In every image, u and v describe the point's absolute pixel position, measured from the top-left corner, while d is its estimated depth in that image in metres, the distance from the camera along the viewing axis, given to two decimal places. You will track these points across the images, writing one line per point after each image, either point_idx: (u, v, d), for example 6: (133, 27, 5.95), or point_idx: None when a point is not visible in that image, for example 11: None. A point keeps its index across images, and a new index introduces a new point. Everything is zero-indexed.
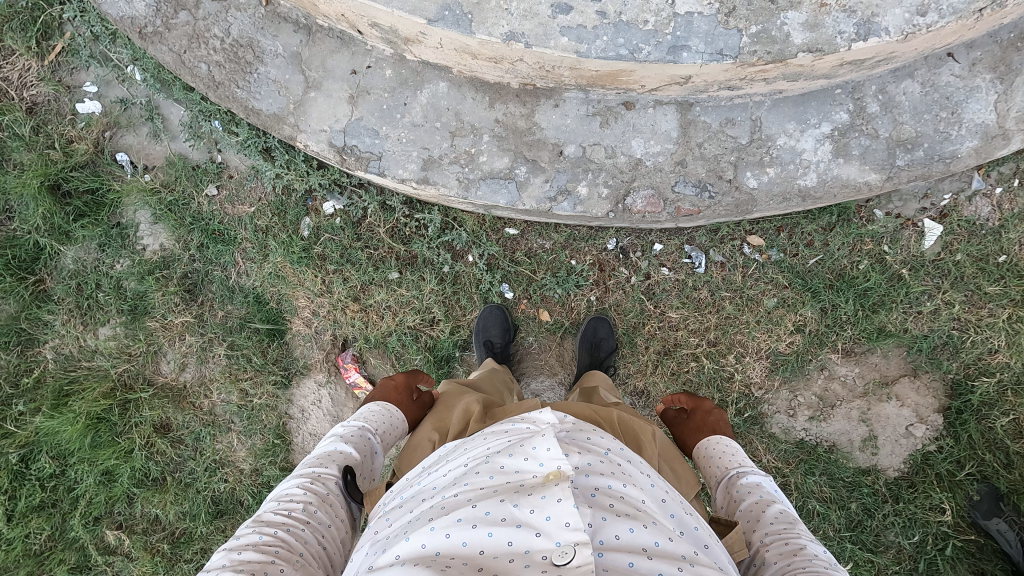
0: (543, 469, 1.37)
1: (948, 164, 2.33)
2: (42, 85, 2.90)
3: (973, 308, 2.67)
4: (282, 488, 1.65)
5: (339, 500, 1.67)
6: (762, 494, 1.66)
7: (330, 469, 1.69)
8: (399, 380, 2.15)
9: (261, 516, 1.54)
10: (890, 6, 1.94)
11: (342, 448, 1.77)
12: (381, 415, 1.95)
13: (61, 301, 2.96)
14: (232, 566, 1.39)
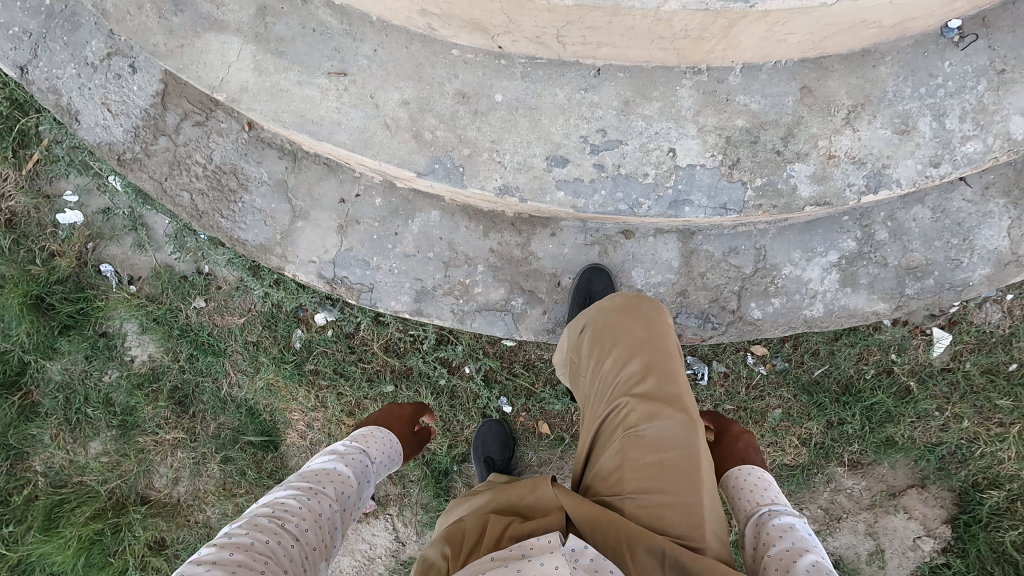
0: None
1: (959, 292, 2.24)
2: (21, 197, 2.80)
3: (983, 418, 2.60)
4: (272, 495, 1.59)
5: (329, 523, 1.58)
6: (792, 537, 1.45)
7: (326, 489, 1.65)
8: (406, 411, 2.26)
9: (253, 519, 1.46)
10: (902, 157, 1.85)
11: (341, 468, 1.74)
12: (379, 440, 1.98)
13: (49, 416, 2.89)
14: (220, 566, 1.29)
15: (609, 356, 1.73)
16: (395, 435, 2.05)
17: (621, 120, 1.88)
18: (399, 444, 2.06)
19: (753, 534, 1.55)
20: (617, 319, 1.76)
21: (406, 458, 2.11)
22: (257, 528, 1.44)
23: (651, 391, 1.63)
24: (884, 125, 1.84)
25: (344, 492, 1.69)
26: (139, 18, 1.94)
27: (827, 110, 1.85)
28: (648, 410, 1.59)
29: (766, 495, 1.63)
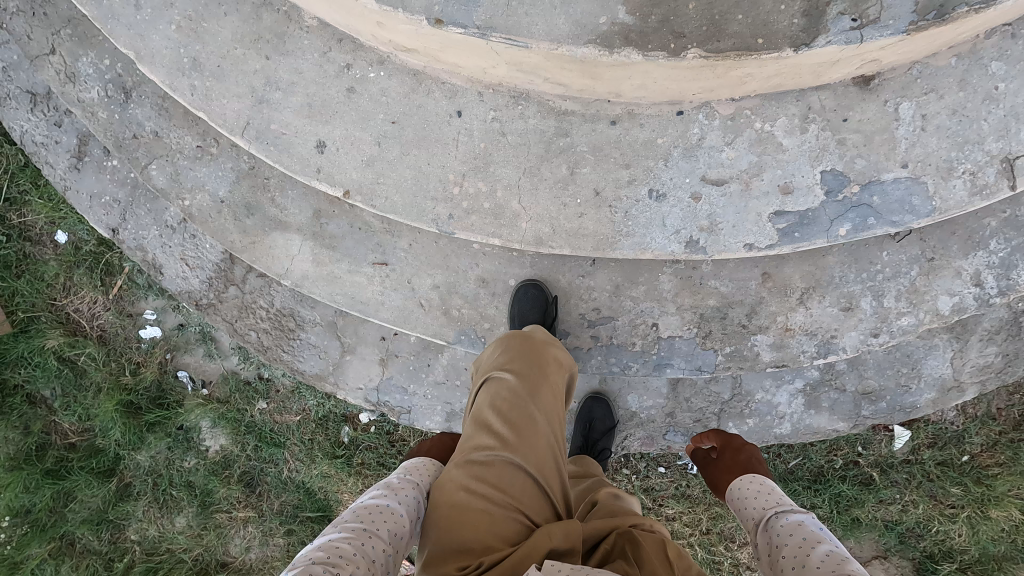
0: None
1: (908, 413, 2.62)
2: (109, 317, 3.31)
3: (936, 502, 2.99)
4: (325, 538, 1.36)
5: (380, 574, 1.36)
6: (804, 531, 1.51)
7: (379, 532, 1.42)
8: (450, 443, 2.13)
9: (304, 567, 1.25)
10: (847, 329, 2.22)
11: (394, 506, 1.51)
12: (439, 473, 1.75)
13: (140, 495, 3.44)
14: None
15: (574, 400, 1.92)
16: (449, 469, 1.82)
17: (613, 300, 2.28)
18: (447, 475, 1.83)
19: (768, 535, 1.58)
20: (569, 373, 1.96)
21: None
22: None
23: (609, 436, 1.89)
24: (831, 304, 2.22)
25: (399, 537, 1.45)
26: (218, 219, 2.37)
27: (783, 292, 2.24)
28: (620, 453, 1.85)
29: (775, 503, 1.66)
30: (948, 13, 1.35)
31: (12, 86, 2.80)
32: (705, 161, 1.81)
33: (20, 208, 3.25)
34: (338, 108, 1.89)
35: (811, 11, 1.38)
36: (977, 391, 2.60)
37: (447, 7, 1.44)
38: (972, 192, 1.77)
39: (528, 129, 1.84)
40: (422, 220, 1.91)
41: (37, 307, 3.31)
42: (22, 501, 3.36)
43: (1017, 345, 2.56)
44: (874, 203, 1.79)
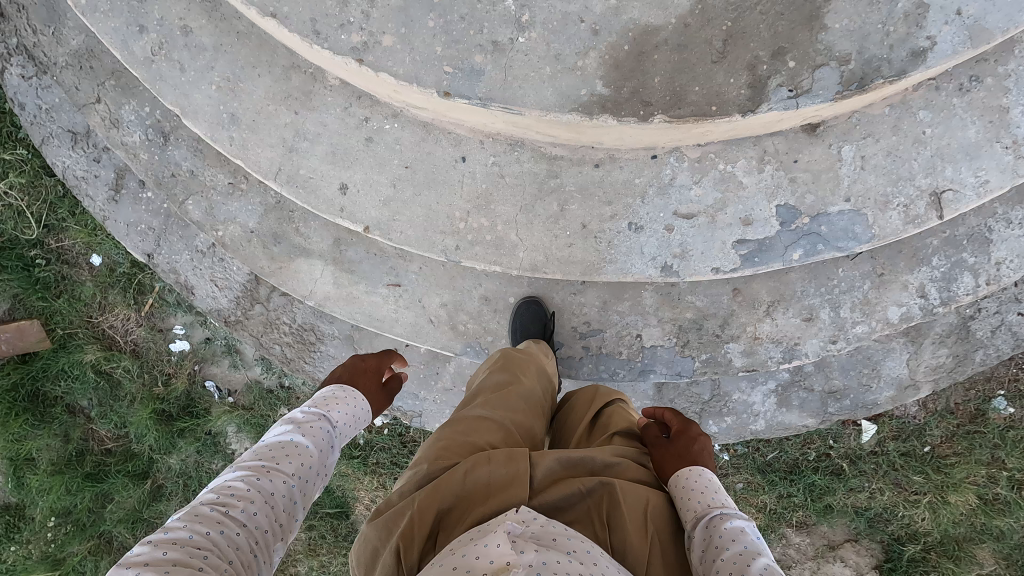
0: (491, 564, 1.12)
1: (869, 409, 2.91)
2: (141, 332, 3.60)
3: (901, 489, 3.28)
4: (222, 479, 1.44)
5: (283, 502, 1.45)
6: (748, 546, 1.32)
7: (281, 465, 1.50)
8: (371, 362, 2.04)
9: (195, 508, 1.32)
10: (809, 337, 2.51)
11: (298, 440, 1.58)
12: (347, 400, 1.80)
13: (172, 495, 3.72)
14: (151, 568, 1.16)
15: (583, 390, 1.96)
16: (361, 390, 1.88)
17: (601, 315, 2.58)
18: (367, 402, 1.89)
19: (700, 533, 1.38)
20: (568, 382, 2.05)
21: (376, 413, 1.93)
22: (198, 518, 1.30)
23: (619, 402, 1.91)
24: (794, 315, 2.51)
25: (303, 465, 1.54)
26: (248, 247, 2.66)
27: (751, 305, 2.53)
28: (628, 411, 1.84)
29: (714, 499, 1.42)
30: (868, 84, 1.64)
31: (55, 126, 3.09)
32: (677, 198, 2.10)
33: (58, 233, 3.54)
34: (359, 156, 2.18)
35: (756, 83, 1.66)
36: (932, 388, 2.89)
37: (454, 81, 1.73)
38: (905, 222, 2.05)
39: (524, 172, 2.13)
40: (433, 251, 2.20)
41: (75, 325, 3.60)
42: (65, 502, 3.67)
43: (965, 347, 2.85)
44: (822, 231, 2.08)
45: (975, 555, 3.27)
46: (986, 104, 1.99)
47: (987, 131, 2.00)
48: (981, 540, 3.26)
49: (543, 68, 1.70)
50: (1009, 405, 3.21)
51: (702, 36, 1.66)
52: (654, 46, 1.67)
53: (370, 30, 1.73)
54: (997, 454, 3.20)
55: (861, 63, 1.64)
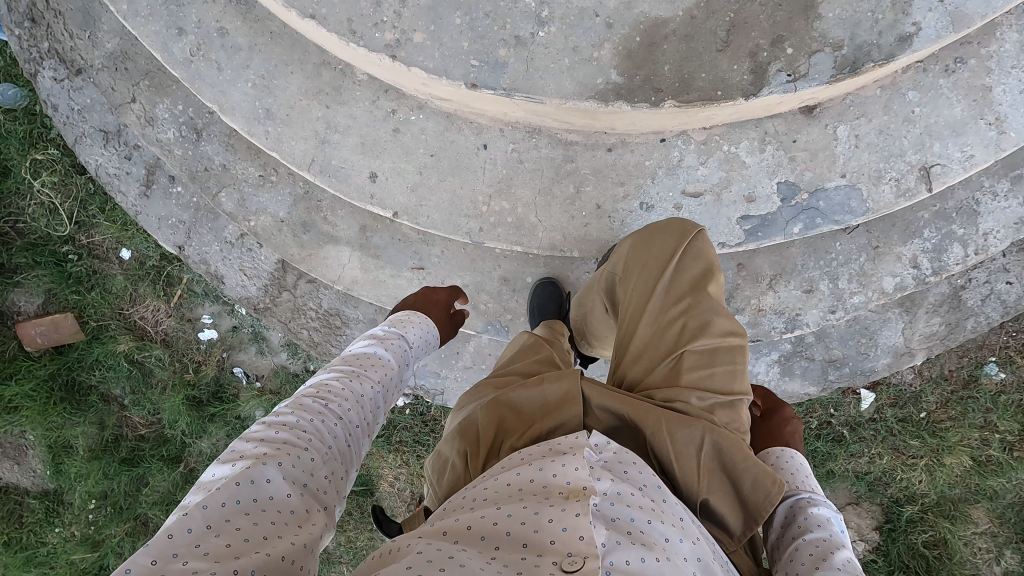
0: (569, 484, 1.24)
1: (868, 376, 3.08)
2: (171, 322, 3.76)
3: (899, 453, 3.46)
4: (317, 379, 1.63)
5: (370, 405, 1.64)
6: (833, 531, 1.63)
7: (366, 374, 1.70)
8: (441, 296, 2.34)
9: (298, 399, 1.51)
10: (810, 307, 2.68)
11: (378, 355, 1.80)
12: (415, 325, 2.06)
13: (203, 478, 3.89)
14: (267, 443, 1.33)
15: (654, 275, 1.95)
16: (426, 315, 2.14)
17: None
18: (432, 325, 2.15)
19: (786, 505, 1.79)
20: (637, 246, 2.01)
21: (441, 338, 2.22)
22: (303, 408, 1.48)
23: (700, 284, 1.88)
24: (796, 287, 2.67)
25: (384, 377, 1.75)
26: (279, 236, 2.82)
27: (755, 279, 2.69)
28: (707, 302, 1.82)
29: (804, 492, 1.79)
30: (859, 67, 1.80)
31: (87, 126, 3.25)
32: (685, 178, 2.26)
33: (88, 229, 3.69)
34: (387, 146, 2.33)
35: (757, 69, 1.82)
36: (926, 355, 3.05)
37: (480, 74, 1.88)
38: (897, 195, 2.21)
39: (541, 157, 2.29)
40: (458, 233, 2.36)
41: (107, 316, 3.76)
42: (103, 486, 3.86)
43: (958, 315, 3.02)
44: (820, 206, 2.24)
45: (970, 514, 3.45)
46: (970, 84, 2.15)
47: (971, 109, 2.16)
48: (976, 500, 3.44)
49: (562, 60, 1.86)
50: (1001, 371, 3.39)
51: (707, 27, 1.82)
52: (663, 37, 1.82)
53: (402, 28, 1.88)
54: (990, 418, 3.37)
55: (852, 49, 1.79)
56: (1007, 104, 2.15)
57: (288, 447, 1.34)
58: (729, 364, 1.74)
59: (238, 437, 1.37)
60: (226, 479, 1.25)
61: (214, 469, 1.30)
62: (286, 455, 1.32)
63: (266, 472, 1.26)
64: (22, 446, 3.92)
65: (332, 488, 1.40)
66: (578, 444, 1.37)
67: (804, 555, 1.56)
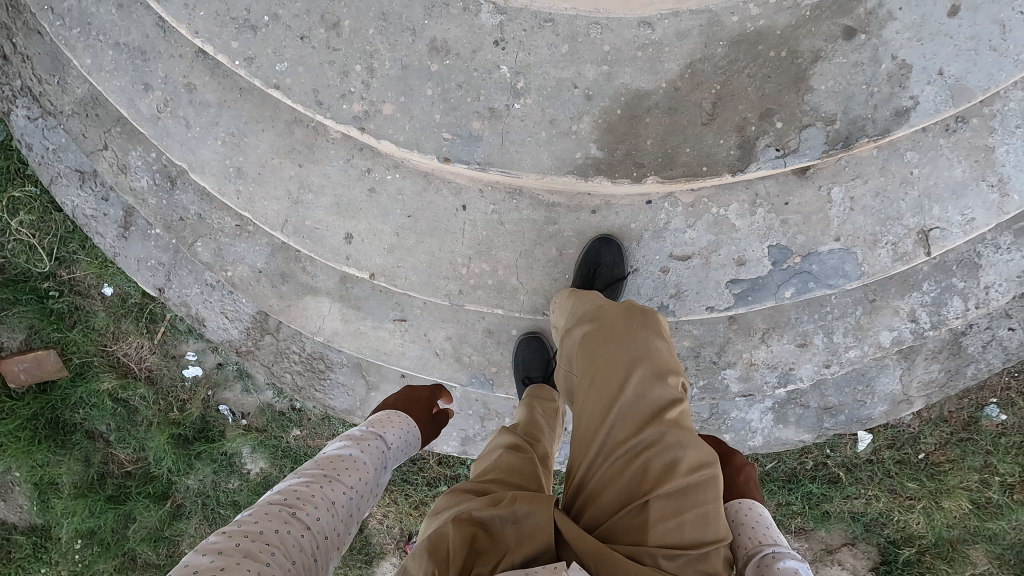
0: None
1: (864, 424, 3.00)
2: (155, 359, 3.69)
3: (896, 495, 3.38)
4: (287, 482, 1.61)
5: (340, 512, 1.60)
6: None
7: (339, 475, 1.66)
8: (422, 393, 2.22)
9: (263, 506, 1.49)
10: (803, 361, 2.59)
11: (355, 455, 1.75)
12: (400, 423, 1.99)
13: (191, 514, 3.85)
14: (224, 557, 1.31)
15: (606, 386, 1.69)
16: (411, 416, 2.06)
17: None
18: (418, 426, 2.07)
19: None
20: (587, 347, 1.75)
21: (424, 441, 2.11)
22: (268, 516, 1.46)
23: (663, 407, 1.59)
24: (789, 342, 2.58)
25: (359, 480, 1.70)
26: (257, 287, 2.73)
27: (747, 332, 2.61)
28: (672, 432, 1.54)
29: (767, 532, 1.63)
30: (853, 142, 1.69)
31: (62, 166, 3.17)
32: (672, 241, 2.17)
33: (69, 266, 3.62)
34: (362, 207, 2.24)
35: (744, 144, 1.72)
36: (924, 403, 2.97)
37: (453, 147, 1.79)
38: (894, 259, 2.11)
39: (523, 219, 2.20)
40: (437, 296, 2.27)
41: (90, 354, 3.70)
42: (89, 523, 3.79)
43: (957, 361, 2.93)
44: (813, 270, 2.15)
45: (969, 555, 3.38)
46: (972, 144, 2.04)
47: (973, 170, 2.05)
48: (974, 541, 3.37)
49: (539, 132, 1.76)
50: (1002, 412, 3.30)
51: (692, 98, 1.72)
52: (646, 109, 1.72)
53: (371, 99, 1.79)
54: (989, 461, 3.29)
55: (846, 123, 1.69)
56: (1010, 165, 2.04)
57: (245, 564, 1.32)
58: (702, 508, 1.46)
59: (195, 549, 1.35)
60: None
61: None
62: (244, 571, 1.30)
63: None
64: (7, 483, 3.87)
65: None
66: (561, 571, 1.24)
67: None
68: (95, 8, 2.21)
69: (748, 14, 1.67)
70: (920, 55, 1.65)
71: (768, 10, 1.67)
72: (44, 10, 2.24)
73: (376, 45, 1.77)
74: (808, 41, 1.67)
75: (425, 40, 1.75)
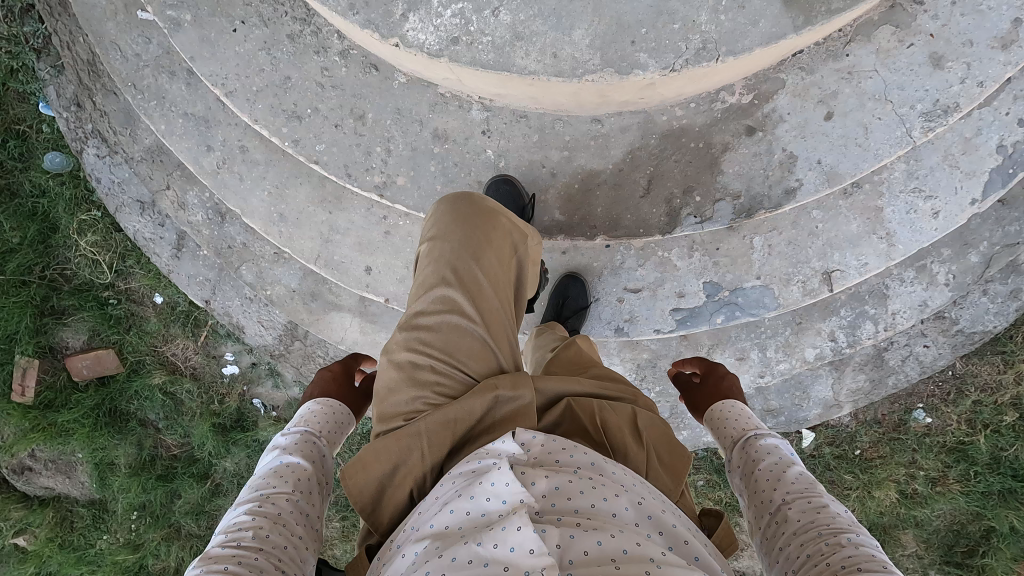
0: (505, 503, 1.37)
1: (801, 424, 3.54)
2: (199, 359, 4.30)
3: (834, 485, 3.89)
4: (228, 521, 1.68)
5: (290, 518, 1.72)
6: (779, 452, 1.83)
7: (276, 488, 1.77)
8: (334, 369, 2.44)
9: (209, 554, 1.55)
10: (742, 372, 3.12)
11: (287, 462, 1.87)
12: (321, 413, 2.15)
13: (228, 492, 4.44)
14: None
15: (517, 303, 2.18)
16: (333, 398, 2.25)
17: None
18: (343, 404, 2.26)
19: (744, 453, 1.90)
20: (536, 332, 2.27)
21: (354, 409, 2.34)
22: (217, 558, 1.53)
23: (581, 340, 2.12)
24: (730, 355, 3.11)
25: (298, 480, 1.83)
26: (291, 303, 3.31)
27: (695, 347, 3.15)
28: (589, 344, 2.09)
29: (746, 418, 2.02)
30: (754, 213, 2.21)
31: (126, 197, 3.75)
32: (626, 277, 2.71)
33: (126, 277, 4.22)
34: (380, 246, 2.80)
35: (672, 213, 2.25)
36: (852, 407, 3.49)
37: None
38: (803, 294, 2.63)
39: None
40: None
41: (143, 352, 4.31)
42: (142, 498, 4.42)
43: (880, 372, 3.44)
44: (739, 301, 2.67)
45: (899, 538, 3.86)
46: (865, 205, 2.57)
47: (865, 226, 2.57)
48: (903, 526, 3.84)
49: None
50: (928, 416, 3.74)
51: (632, 177, 2.25)
52: (597, 185, 2.26)
53: (388, 172, 2.34)
54: (916, 458, 3.75)
55: (748, 198, 2.22)
56: (895, 222, 2.56)
57: None
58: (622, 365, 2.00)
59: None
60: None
61: None
62: None
63: None
64: (72, 461, 4.49)
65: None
66: (505, 460, 1.49)
67: (767, 488, 1.73)
68: (170, 86, 2.78)
69: (675, 115, 2.21)
70: (803, 148, 2.17)
71: (689, 112, 2.20)
72: (128, 86, 2.81)
73: (392, 133, 2.31)
74: (721, 135, 2.19)
75: (430, 129, 2.30)
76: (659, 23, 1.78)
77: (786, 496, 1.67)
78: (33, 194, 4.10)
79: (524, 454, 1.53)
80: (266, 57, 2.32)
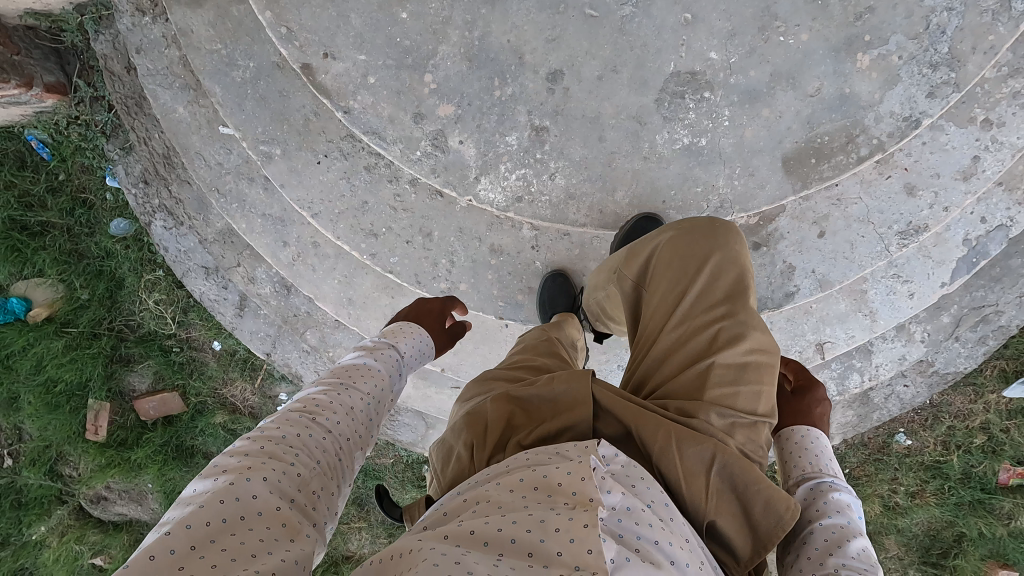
0: (576, 495, 1.33)
1: None
2: (254, 398, 4.36)
3: None
4: (305, 393, 1.67)
5: (362, 414, 1.68)
6: (847, 510, 1.82)
7: (352, 381, 1.74)
8: (435, 306, 2.34)
9: (285, 414, 1.54)
10: None
11: (370, 364, 1.84)
12: (409, 335, 2.08)
13: None
14: (250, 457, 1.38)
15: (645, 263, 2.17)
16: (424, 328, 2.15)
17: None
18: (428, 335, 2.17)
19: (808, 493, 1.90)
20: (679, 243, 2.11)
21: (440, 348, 2.22)
22: (289, 421, 1.52)
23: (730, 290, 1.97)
24: None
25: (374, 385, 1.78)
26: None
27: None
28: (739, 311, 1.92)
29: (827, 463, 1.98)
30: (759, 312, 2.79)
31: (191, 262, 4.01)
32: None
33: (188, 327, 4.23)
34: None
35: None
36: (841, 439, 3.95)
37: (506, 310, 2.87)
38: (799, 361, 3.11)
39: None
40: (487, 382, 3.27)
41: (205, 394, 4.33)
42: None
43: (866, 408, 3.87)
44: None
45: (884, 542, 3.97)
46: (853, 289, 3.03)
47: (852, 305, 3.03)
48: (890, 532, 3.95)
49: None
50: (908, 438, 3.90)
51: None
52: None
53: (451, 279, 2.83)
54: (897, 475, 3.90)
55: (755, 298, 2.78)
56: (877, 302, 3.01)
57: (255, 465, 1.36)
58: (754, 385, 1.80)
59: (222, 452, 1.42)
60: (209, 494, 1.30)
61: (195, 488, 1.34)
62: (269, 471, 1.36)
63: (250, 488, 1.31)
64: (144, 491, 4.58)
65: (321, 504, 1.44)
66: (591, 455, 1.46)
67: (819, 528, 1.77)
68: (249, 190, 3.18)
69: None
70: (800, 260, 2.73)
71: None
72: (212, 189, 3.20)
73: (454, 247, 2.80)
74: None
75: (488, 243, 2.80)
76: (686, 187, 2.66)
77: (836, 545, 1.71)
78: (100, 255, 4.10)
79: (607, 462, 1.51)
80: (346, 185, 2.76)
